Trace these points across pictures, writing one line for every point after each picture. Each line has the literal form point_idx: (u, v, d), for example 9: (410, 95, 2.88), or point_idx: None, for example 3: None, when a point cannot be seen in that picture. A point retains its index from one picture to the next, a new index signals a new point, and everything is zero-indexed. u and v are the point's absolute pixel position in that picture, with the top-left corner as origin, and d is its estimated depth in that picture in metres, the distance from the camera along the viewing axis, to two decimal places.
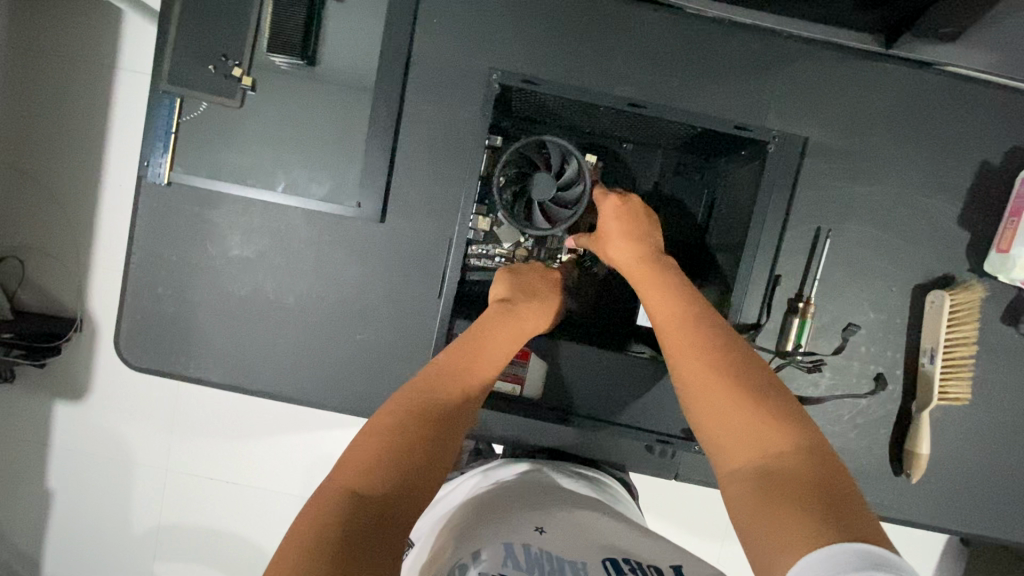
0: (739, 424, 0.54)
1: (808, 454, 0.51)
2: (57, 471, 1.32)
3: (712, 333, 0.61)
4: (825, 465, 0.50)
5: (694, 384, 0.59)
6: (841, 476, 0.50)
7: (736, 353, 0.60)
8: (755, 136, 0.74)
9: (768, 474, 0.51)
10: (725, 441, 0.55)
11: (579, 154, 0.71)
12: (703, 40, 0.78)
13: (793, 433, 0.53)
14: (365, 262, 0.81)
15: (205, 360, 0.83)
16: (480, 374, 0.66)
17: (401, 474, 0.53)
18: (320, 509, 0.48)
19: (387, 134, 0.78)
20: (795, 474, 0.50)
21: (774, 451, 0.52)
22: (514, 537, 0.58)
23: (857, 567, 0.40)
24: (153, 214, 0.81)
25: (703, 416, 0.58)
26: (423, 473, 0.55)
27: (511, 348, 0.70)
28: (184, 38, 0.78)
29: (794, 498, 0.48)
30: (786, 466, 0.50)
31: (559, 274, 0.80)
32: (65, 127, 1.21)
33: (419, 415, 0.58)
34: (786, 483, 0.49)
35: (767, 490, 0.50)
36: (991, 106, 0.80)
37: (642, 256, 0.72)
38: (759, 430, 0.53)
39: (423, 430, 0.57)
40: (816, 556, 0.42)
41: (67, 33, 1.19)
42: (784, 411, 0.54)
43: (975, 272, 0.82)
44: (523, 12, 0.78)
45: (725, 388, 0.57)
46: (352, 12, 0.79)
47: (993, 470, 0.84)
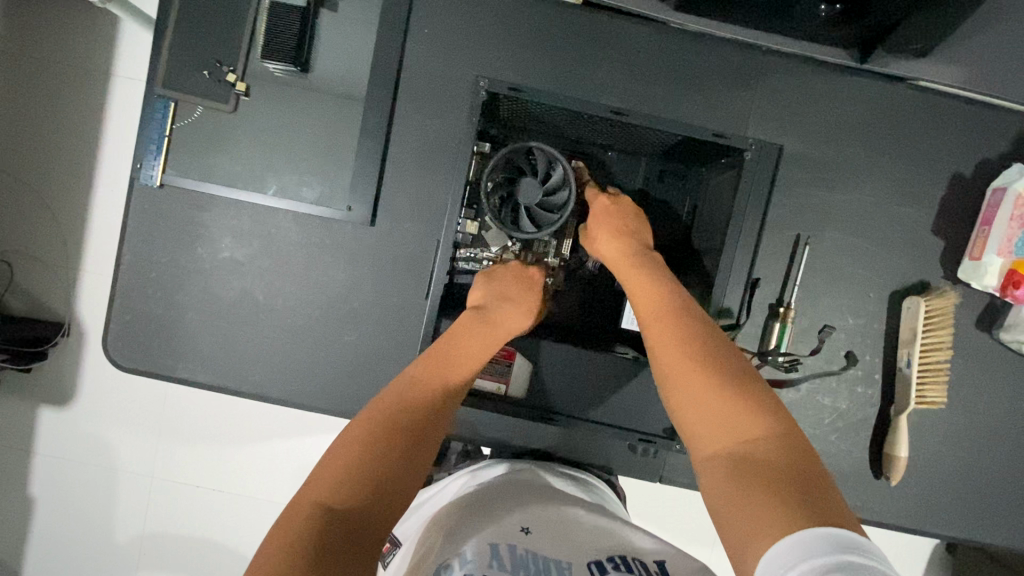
0: (713, 411, 0.56)
1: (780, 438, 0.53)
2: (40, 477, 1.31)
3: (692, 327, 0.63)
4: (796, 449, 0.52)
5: (671, 375, 0.61)
6: (812, 459, 0.52)
7: (710, 343, 0.61)
8: (732, 144, 0.77)
9: (740, 457, 0.52)
10: (702, 429, 0.56)
11: (565, 161, 0.73)
12: (685, 53, 0.81)
13: (765, 417, 0.54)
14: (354, 265, 0.82)
15: (193, 362, 0.83)
16: (448, 382, 0.67)
17: (369, 483, 0.54)
18: (288, 525, 0.49)
19: (377, 139, 0.80)
20: (767, 458, 0.51)
21: (747, 436, 0.53)
22: (499, 538, 0.59)
23: (828, 552, 0.41)
24: (145, 216, 0.81)
25: (680, 405, 0.59)
26: (391, 480, 0.55)
27: (480, 356, 0.71)
28: (179, 44, 0.79)
29: (765, 481, 0.49)
30: (759, 450, 0.52)
31: (537, 270, 0.79)
32: (58, 130, 1.22)
33: (387, 426, 0.59)
34: (759, 466, 0.51)
35: (739, 473, 0.51)
36: (961, 120, 0.83)
37: (623, 254, 0.74)
38: (732, 416, 0.55)
39: (389, 440, 0.58)
40: (789, 541, 0.43)
41: (62, 38, 1.20)
42: (757, 397, 0.56)
43: (950, 279, 0.85)
44: (511, 24, 0.80)
45: (700, 378, 0.58)
46: (345, 22, 0.81)
47: (971, 473, 0.86)
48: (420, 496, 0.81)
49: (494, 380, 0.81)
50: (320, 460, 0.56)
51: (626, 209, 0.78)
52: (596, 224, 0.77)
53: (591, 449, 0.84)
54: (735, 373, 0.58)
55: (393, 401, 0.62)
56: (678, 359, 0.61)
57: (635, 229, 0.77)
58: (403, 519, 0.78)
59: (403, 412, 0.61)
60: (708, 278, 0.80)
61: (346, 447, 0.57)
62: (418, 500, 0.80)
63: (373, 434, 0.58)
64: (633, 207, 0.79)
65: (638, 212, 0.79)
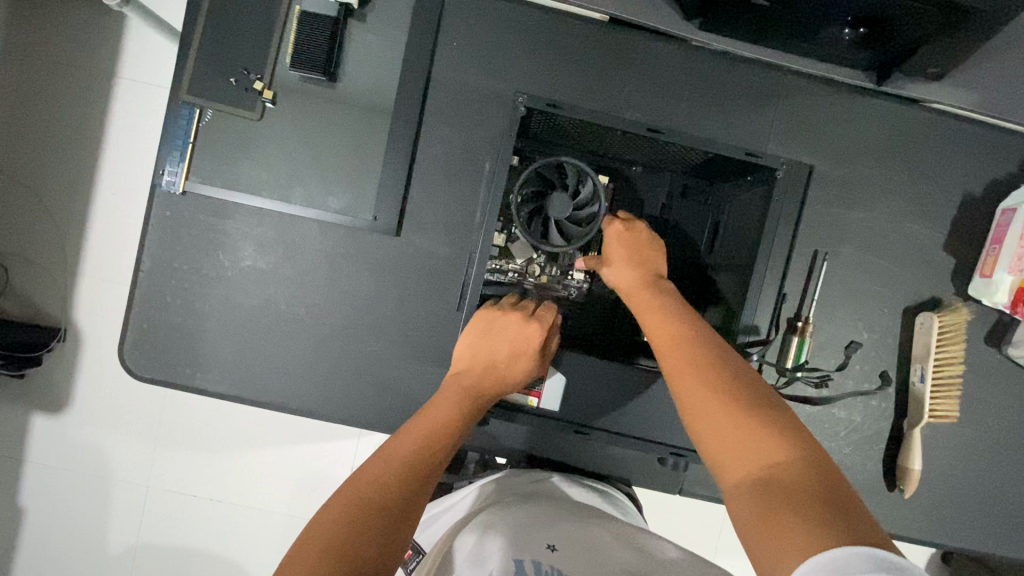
0: (734, 436, 0.53)
1: (805, 462, 0.50)
2: (34, 487, 1.27)
3: (709, 352, 0.61)
4: (822, 473, 0.50)
5: (689, 402, 0.58)
6: (841, 484, 0.49)
7: (728, 367, 0.59)
8: (765, 162, 0.78)
9: (767, 482, 0.49)
10: (724, 456, 0.54)
11: (595, 175, 0.74)
12: (708, 71, 0.83)
13: (787, 440, 0.52)
14: (378, 275, 0.82)
15: (210, 371, 0.82)
16: (443, 429, 0.65)
17: (362, 533, 0.51)
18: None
19: (405, 151, 0.80)
20: (794, 481, 0.48)
21: (770, 460, 0.51)
22: (524, 552, 0.58)
23: (865, 569, 0.39)
24: (165, 222, 0.80)
25: (700, 432, 0.56)
26: (387, 530, 0.53)
27: (476, 404, 0.70)
28: (206, 51, 0.79)
29: (794, 505, 0.47)
30: (785, 474, 0.49)
31: (548, 310, 0.77)
32: (65, 132, 1.20)
33: (383, 477, 0.57)
34: (784, 490, 0.48)
35: (765, 498, 0.48)
36: (972, 141, 0.86)
37: (635, 280, 0.72)
38: (754, 440, 0.52)
39: (381, 492, 0.55)
40: (818, 558, 0.42)
41: (71, 39, 1.19)
42: (778, 420, 0.53)
43: (961, 295, 0.87)
44: (539, 39, 0.81)
45: (720, 402, 0.56)
46: (373, 33, 0.81)
47: (980, 486, 0.88)
48: (440, 503, 0.80)
49: (524, 392, 0.78)
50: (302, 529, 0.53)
51: (640, 236, 0.76)
52: (613, 253, 0.76)
53: (612, 461, 0.84)
54: (756, 398, 0.56)
55: (390, 459, 0.60)
56: (696, 385, 0.58)
57: (648, 255, 0.75)
58: (425, 525, 0.78)
59: (386, 484, 0.57)
60: (737, 292, 0.80)
61: (326, 520, 0.52)
62: (439, 506, 0.79)
63: (349, 513, 0.53)
64: (648, 236, 0.77)
65: (650, 239, 0.77)
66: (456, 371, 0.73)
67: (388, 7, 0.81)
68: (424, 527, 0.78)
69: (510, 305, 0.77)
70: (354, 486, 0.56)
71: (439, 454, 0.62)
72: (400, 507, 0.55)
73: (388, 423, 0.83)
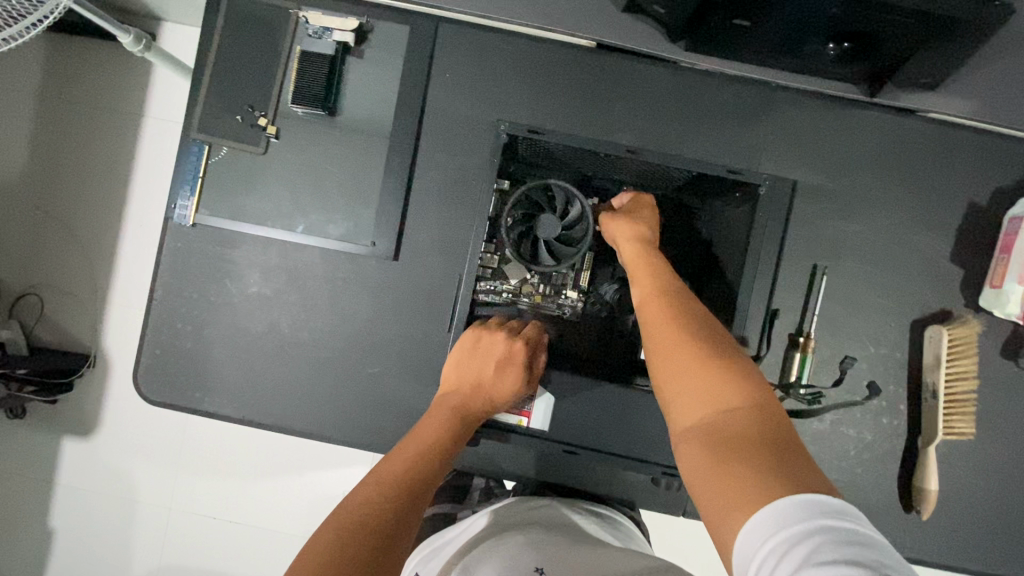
0: (697, 388, 0.55)
1: (758, 411, 0.52)
2: (59, 510, 1.32)
3: (681, 309, 0.63)
4: (773, 423, 0.51)
5: (661, 355, 0.60)
6: (787, 429, 0.51)
7: (705, 329, 0.60)
8: (747, 179, 0.79)
9: (716, 428, 0.52)
10: (680, 403, 0.56)
11: (583, 199, 0.76)
12: (696, 89, 0.84)
13: (741, 388, 0.54)
14: (377, 298, 0.84)
15: (219, 394, 0.85)
16: (433, 446, 0.66)
17: (351, 560, 0.51)
18: None
19: (401, 179, 0.83)
20: (739, 428, 0.51)
21: (722, 407, 0.53)
22: None
23: (802, 520, 0.41)
24: (177, 252, 0.85)
25: (663, 379, 0.59)
26: (376, 561, 0.53)
27: (465, 420, 0.71)
28: (215, 92, 0.84)
29: (740, 456, 0.48)
30: (733, 421, 0.52)
31: (535, 330, 0.78)
32: (92, 170, 1.28)
33: (375, 503, 0.58)
34: (730, 435, 0.50)
35: (712, 444, 0.51)
36: (975, 149, 0.84)
37: (627, 241, 0.74)
38: (711, 388, 0.55)
39: (374, 520, 0.56)
40: (760, 511, 0.43)
41: (101, 84, 1.27)
42: (736, 371, 0.55)
43: (972, 307, 0.84)
44: (529, 66, 0.84)
45: (684, 351, 0.58)
46: (370, 67, 0.85)
47: (1004, 507, 0.84)
48: (439, 535, 0.75)
49: (514, 412, 0.79)
50: (295, 555, 0.52)
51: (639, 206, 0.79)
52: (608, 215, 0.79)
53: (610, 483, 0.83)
54: (717, 346, 0.58)
55: (381, 480, 0.61)
56: (666, 338, 0.60)
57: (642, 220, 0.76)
58: (423, 558, 0.71)
59: (377, 507, 0.57)
60: (729, 306, 0.80)
61: (320, 543, 0.53)
62: (436, 538, 0.74)
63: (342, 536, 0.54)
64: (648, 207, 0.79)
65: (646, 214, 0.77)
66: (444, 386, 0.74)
67: (383, 42, 0.85)
68: (420, 561, 0.71)
69: (496, 324, 0.78)
70: (347, 511, 0.57)
71: (428, 472, 0.63)
72: (395, 527, 0.56)
73: (389, 444, 0.84)
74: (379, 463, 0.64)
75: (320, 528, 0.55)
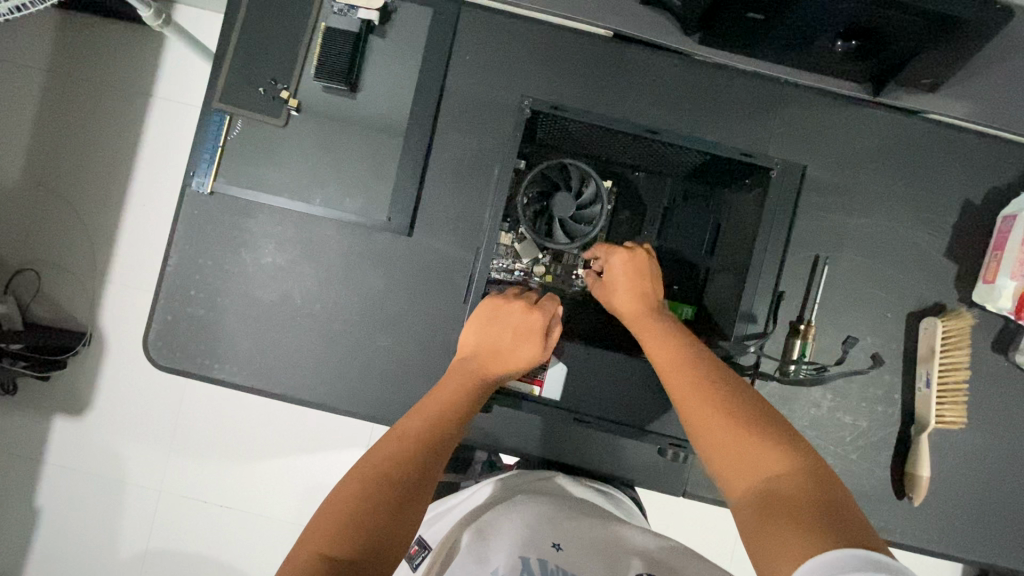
0: (741, 456, 0.56)
1: (804, 473, 0.53)
2: (49, 488, 1.30)
3: (710, 374, 0.64)
4: (821, 483, 0.52)
5: (698, 426, 0.60)
6: (837, 489, 0.52)
7: (736, 397, 0.61)
8: (759, 163, 0.81)
9: (769, 492, 0.52)
10: (728, 470, 0.57)
11: (598, 177, 0.78)
12: (709, 82, 0.87)
13: (784, 451, 0.55)
14: (391, 274, 0.85)
15: (229, 363, 0.85)
16: (453, 411, 0.67)
17: (371, 517, 0.53)
18: (294, 563, 0.50)
19: (419, 156, 0.85)
20: (791, 490, 0.51)
21: (769, 473, 0.54)
22: (532, 551, 0.59)
23: (859, 568, 0.42)
24: (193, 220, 0.86)
25: (706, 447, 0.59)
26: (397, 518, 0.55)
27: (483, 386, 0.72)
28: (238, 65, 0.86)
29: (796, 518, 0.49)
30: (783, 485, 0.52)
31: (555, 303, 0.78)
32: (100, 143, 1.28)
33: (397, 461, 0.59)
34: (785, 499, 0.51)
35: (768, 508, 0.51)
36: (970, 151, 0.88)
37: (641, 308, 0.75)
38: (756, 454, 0.55)
39: (395, 478, 0.57)
40: (818, 562, 0.44)
41: (111, 60, 1.28)
42: (777, 436, 0.56)
43: (965, 302, 0.87)
44: (547, 52, 0.86)
45: (721, 419, 0.59)
46: (392, 47, 0.87)
47: (992, 495, 0.87)
48: (446, 500, 0.80)
49: (527, 380, 0.81)
50: (319, 506, 0.55)
51: (642, 263, 0.78)
52: (617, 275, 0.77)
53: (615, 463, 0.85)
54: (751, 411, 0.59)
55: (401, 438, 0.62)
56: (700, 407, 0.61)
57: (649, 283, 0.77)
58: (428, 521, 0.77)
59: (398, 463, 0.59)
60: (738, 291, 0.81)
61: (340, 500, 0.55)
62: (443, 504, 0.79)
63: (360, 494, 0.55)
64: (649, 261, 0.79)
65: (649, 259, 0.79)
66: (464, 354, 0.75)
67: (406, 24, 0.87)
68: (426, 524, 0.77)
69: (514, 294, 0.78)
70: (370, 464, 0.59)
71: (447, 432, 0.64)
72: (413, 484, 0.58)
73: (396, 418, 0.85)
74: (402, 422, 0.65)
75: (342, 482, 0.57)
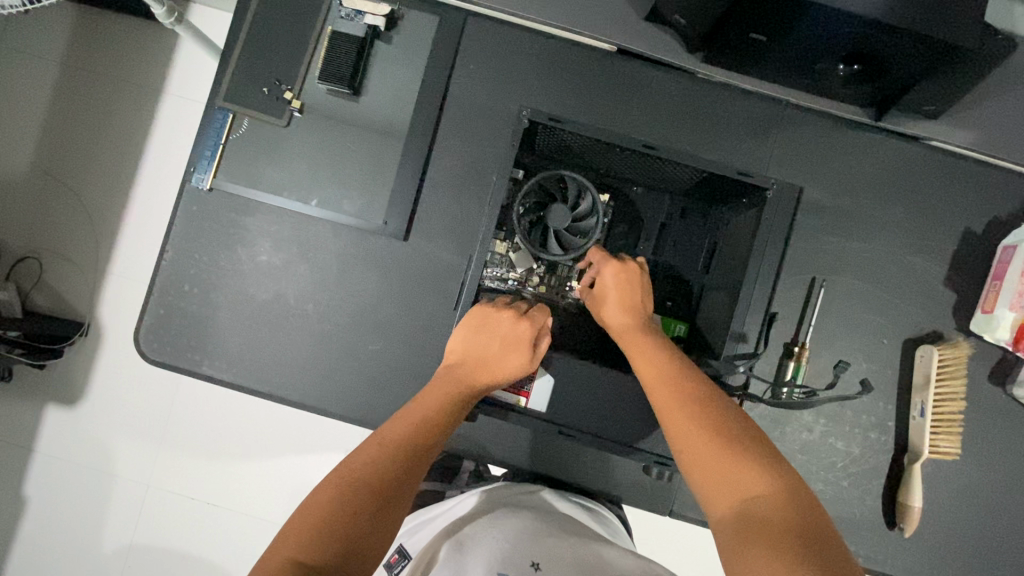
0: (724, 477, 0.55)
1: (786, 498, 0.52)
2: (35, 477, 1.30)
3: (697, 392, 0.63)
4: (803, 511, 0.51)
5: (682, 444, 0.59)
6: (819, 517, 0.51)
7: (721, 417, 0.60)
8: (755, 182, 0.80)
9: (750, 515, 0.51)
10: (709, 490, 0.55)
11: (594, 191, 0.78)
12: (711, 99, 0.87)
13: (767, 475, 0.54)
14: (385, 278, 0.85)
15: (218, 359, 0.85)
16: (435, 420, 0.66)
17: (347, 524, 0.52)
18: (265, 568, 0.49)
19: (418, 162, 0.85)
20: (772, 515, 0.50)
21: (750, 496, 0.53)
22: (511, 568, 0.58)
23: None
24: (192, 215, 0.86)
25: (689, 465, 0.58)
26: (372, 527, 0.54)
27: (467, 397, 0.71)
28: (244, 64, 0.86)
29: (777, 544, 0.47)
30: (764, 509, 0.51)
31: (545, 314, 0.77)
32: (107, 136, 1.29)
33: (376, 468, 0.58)
34: (766, 524, 0.50)
35: (747, 531, 0.50)
36: (972, 179, 0.87)
37: (630, 322, 0.74)
38: (739, 476, 0.54)
39: (373, 485, 0.56)
40: None
41: (123, 54, 1.30)
42: (760, 459, 0.55)
43: (963, 332, 0.86)
44: (550, 64, 0.87)
45: (705, 438, 0.58)
46: (397, 53, 0.88)
47: (985, 531, 0.85)
48: (428, 511, 0.78)
49: (513, 392, 0.80)
50: (295, 510, 0.54)
51: (634, 276, 0.77)
52: (607, 286, 0.76)
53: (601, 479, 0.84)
54: (736, 432, 0.58)
55: (382, 444, 0.61)
56: (685, 424, 0.60)
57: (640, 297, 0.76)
58: (409, 531, 0.76)
59: (377, 470, 0.58)
60: (730, 309, 0.81)
61: (316, 503, 0.54)
62: (424, 514, 0.78)
63: (336, 500, 0.54)
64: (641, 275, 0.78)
65: (642, 273, 0.78)
66: (449, 364, 0.75)
67: (412, 31, 0.88)
68: (406, 533, 0.76)
69: (504, 304, 0.78)
70: (349, 470, 0.58)
71: (429, 441, 0.63)
72: (391, 492, 0.57)
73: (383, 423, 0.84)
74: (383, 429, 0.64)
75: (320, 486, 0.56)
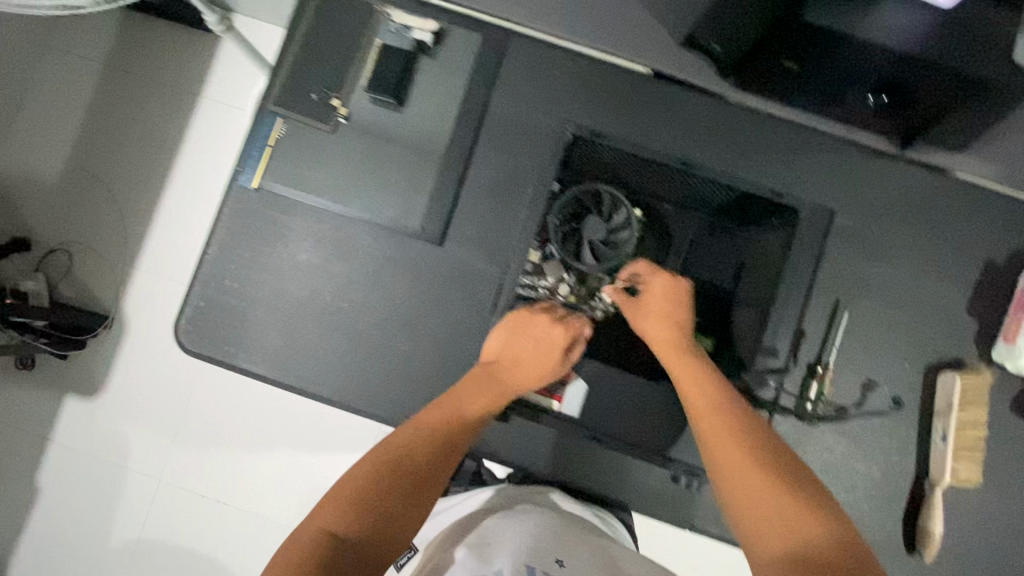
0: (767, 507, 0.60)
1: (828, 535, 0.56)
2: (52, 464, 1.31)
3: (742, 423, 0.68)
4: (841, 547, 0.56)
5: (726, 471, 0.64)
6: (855, 552, 0.56)
7: (765, 449, 0.65)
8: (787, 203, 0.88)
9: (791, 547, 0.56)
10: (751, 517, 0.60)
11: (628, 205, 0.86)
12: (741, 123, 0.90)
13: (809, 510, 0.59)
14: (418, 281, 0.88)
15: (253, 353, 0.87)
16: (471, 412, 0.70)
17: (377, 503, 0.58)
18: (302, 534, 0.55)
19: (457, 171, 0.89)
20: (814, 550, 0.55)
21: (793, 529, 0.57)
22: (536, 558, 0.60)
23: None
24: (236, 213, 0.89)
25: (731, 492, 0.63)
26: (400, 508, 0.59)
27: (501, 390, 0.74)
28: (295, 72, 0.91)
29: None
30: (805, 543, 0.56)
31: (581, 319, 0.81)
32: (148, 135, 1.34)
33: (410, 453, 0.63)
34: (807, 559, 0.54)
35: (790, 563, 0.55)
36: (994, 211, 0.89)
37: (675, 345, 0.78)
38: (783, 509, 0.59)
39: (406, 471, 0.62)
40: None
41: (168, 58, 1.35)
42: (803, 495, 0.60)
43: (984, 360, 0.87)
44: (587, 84, 0.90)
45: (751, 469, 0.63)
46: (440, 67, 0.92)
47: (1006, 560, 0.85)
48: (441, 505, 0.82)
49: (547, 396, 0.83)
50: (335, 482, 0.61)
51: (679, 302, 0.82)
52: (653, 307, 0.82)
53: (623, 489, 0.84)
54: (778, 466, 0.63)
55: (419, 431, 0.66)
56: (731, 453, 0.65)
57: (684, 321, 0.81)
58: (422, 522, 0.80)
59: (410, 456, 0.63)
60: (761, 322, 0.86)
61: (349, 484, 0.59)
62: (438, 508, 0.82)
63: (369, 480, 0.60)
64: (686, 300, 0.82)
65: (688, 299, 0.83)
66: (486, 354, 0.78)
67: (456, 47, 0.92)
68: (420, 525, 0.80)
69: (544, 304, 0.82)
70: (386, 452, 0.63)
71: (464, 434, 0.67)
72: (421, 479, 0.62)
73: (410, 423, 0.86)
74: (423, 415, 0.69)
75: (358, 463, 0.63)
